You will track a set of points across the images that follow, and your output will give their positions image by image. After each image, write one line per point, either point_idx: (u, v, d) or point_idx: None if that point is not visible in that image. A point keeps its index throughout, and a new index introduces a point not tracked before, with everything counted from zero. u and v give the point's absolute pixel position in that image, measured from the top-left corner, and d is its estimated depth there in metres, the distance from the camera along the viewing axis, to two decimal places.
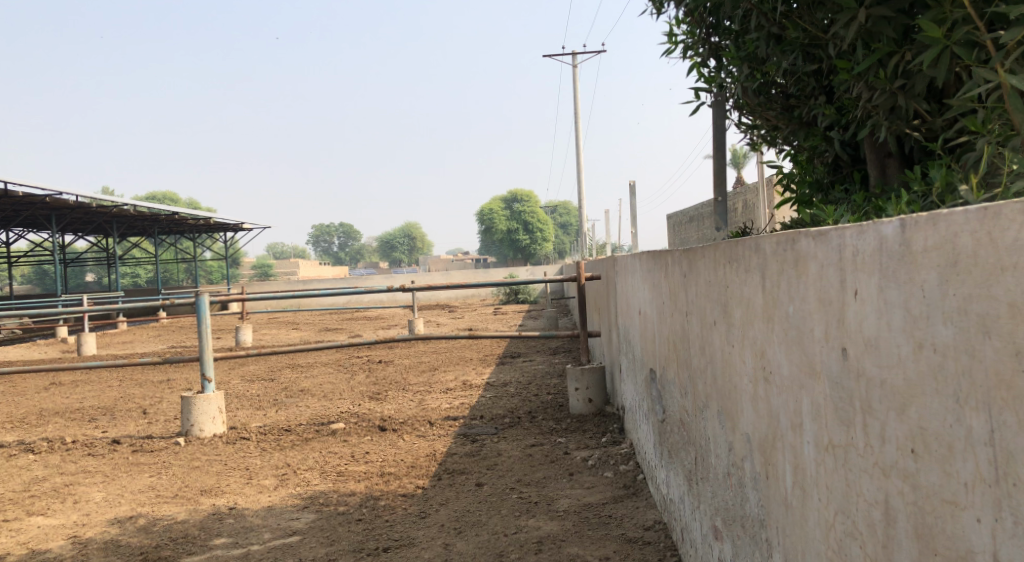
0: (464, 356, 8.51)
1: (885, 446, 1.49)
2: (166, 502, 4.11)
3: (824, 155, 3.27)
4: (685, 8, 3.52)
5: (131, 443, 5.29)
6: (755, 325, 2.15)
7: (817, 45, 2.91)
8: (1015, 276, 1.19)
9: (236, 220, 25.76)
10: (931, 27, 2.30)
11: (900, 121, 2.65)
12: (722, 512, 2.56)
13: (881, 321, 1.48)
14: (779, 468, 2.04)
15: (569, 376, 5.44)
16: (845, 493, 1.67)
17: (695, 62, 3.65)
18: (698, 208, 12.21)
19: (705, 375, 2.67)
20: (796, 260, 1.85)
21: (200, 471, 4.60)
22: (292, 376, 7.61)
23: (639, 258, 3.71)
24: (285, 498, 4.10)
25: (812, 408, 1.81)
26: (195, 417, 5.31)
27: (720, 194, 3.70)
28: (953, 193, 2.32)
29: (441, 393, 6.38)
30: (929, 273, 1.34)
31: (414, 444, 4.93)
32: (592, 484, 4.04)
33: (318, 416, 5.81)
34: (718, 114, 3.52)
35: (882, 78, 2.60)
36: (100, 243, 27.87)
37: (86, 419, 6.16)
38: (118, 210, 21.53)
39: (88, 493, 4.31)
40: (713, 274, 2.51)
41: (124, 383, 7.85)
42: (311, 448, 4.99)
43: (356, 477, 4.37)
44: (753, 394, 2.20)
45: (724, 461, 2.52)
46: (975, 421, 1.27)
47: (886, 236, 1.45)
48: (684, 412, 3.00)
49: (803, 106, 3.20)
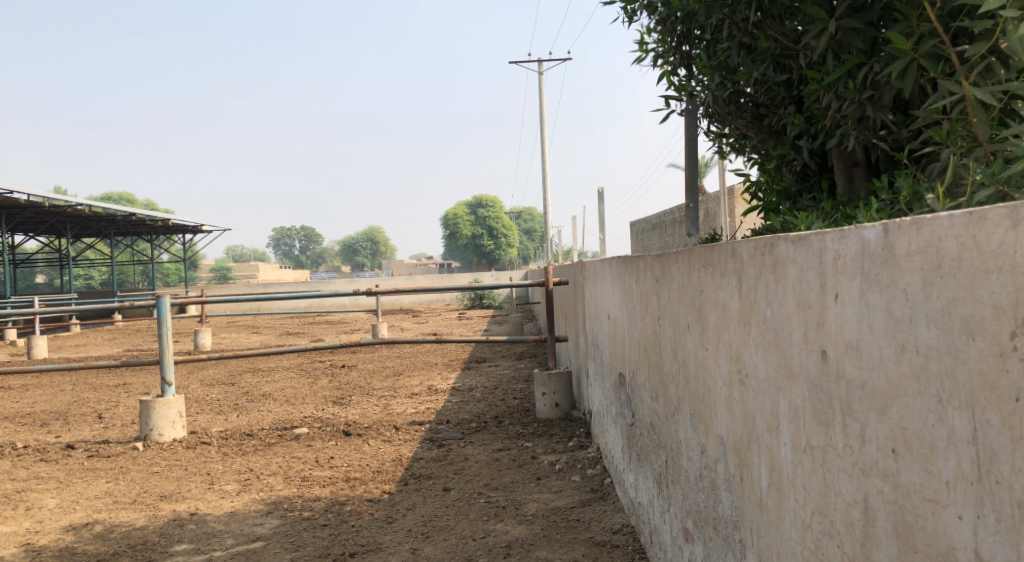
0: (428, 361, 8.48)
1: (865, 446, 1.53)
2: (124, 508, 4.02)
3: (792, 164, 3.33)
4: (657, 16, 3.55)
5: (86, 448, 5.17)
6: (730, 328, 2.18)
7: (788, 55, 2.96)
8: (1000, 279, 1.22)
9: (193, 222, 25.42)
10: (899, 39, 2.36)
11: (867, 131, 2.70)
12: (693, 514, 2.59)
13: (862, 324, 1.52)
14: (755, 470, 2.06)
15: (536, 381, 5.45)
16: (822, 494, 1.70)
17: (664, 70, 3.68)
18: (660, 217, 12.45)
19: (676, 379, 2.70)
20: (774, 265, 1.88)
21: (160, 476, 4.51)
22: (252, 380, 7.51)
23: (608, 263, 3.74)
24: (247, 503, 4.04)
25: (790, 411, 1.84)
26: (154, 421, 5.21)
27: (689, 201, 3.75)
28: (919, 202, 2.38)
29: (405, 398, 6.35)
30: (912, 277, 1.37)
31: (379, 449, 4.90)
32: (560, 488, 4.05)
33: (280, 420, 5.74)
34: (689, 122, 3.57)
35: (852, 88, 2.66)
36: (51, 245, 27.28)
37: (38, 424, 6.01)
38: (71, 211, 21.15)
39: (41, 500, 4.20)
40: (687, 278, 2.54)
41: (77, 387, 7.68)
42: (274, 453, 4.93)
43: (321, 482, 4.32)
44: (728, 398, 2.23)
45: (696, 464, 2.54)
46: (957, 420, 1.30)
47: (868, 241, 1.48)
48: (655, 416, 3.02)
49: (772, 115, 3.26)
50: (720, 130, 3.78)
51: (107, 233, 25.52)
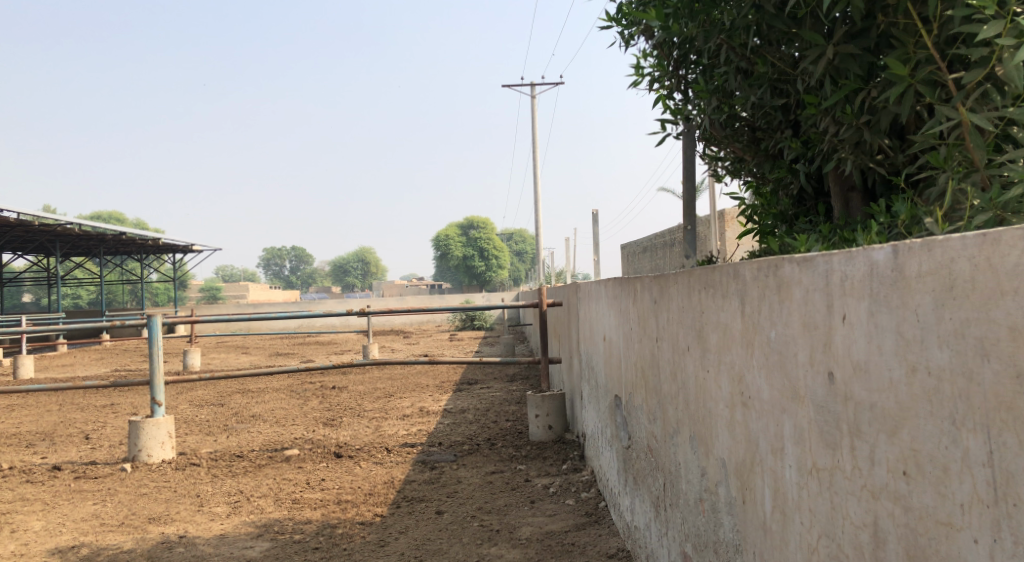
0: (420, 382, 8.43)
1: (875, 469, 1.52)
2: (111, 531, 3.96)
3: (788, 188, 3.35)
4: (653, 41, 3.57)
5: (72, 470, 5.10)
6: (732, 350, 2.17)
7: (785, 80, 2.98)
8: (1016, 300, 1.22)
9: (183, 242, 25.33)
10: (896, 65, 2.36)
11: (864, 156, 2.71)
12: (693, 538, 2.57)
13: (871, 345, 1.51)
14: (757, 492, 2.05)
15: (529, 402, 5.41)
16: (829, 517, 1.68)
17: (660, 95, 3.70)
18: (652, 240, 12.53)
19: (675, 401, 2.69)
20: (779, 285, 1.88)
21: (148, 498, 4.45)
22: (242, 402, 7.45)
23: (604, 284, 3.73)
24: (237, 526, 3.99)
25: (794, 432, 1.83)
26: (143, 442, 5.14)
27: (686, 224, 3.75)
28: (918, 225, 2.38)
29: (397, 420, 6.31)
30: (924, 298, 1.37)
31: (371, 471, 4.85)
32: (553, 512, 4.01)
33: (270, 442, 5.68)
34: (686, 145, 3.59)
35: (849, 113, 2.66)
36: (37, 264, 27.07)
37: (23, 445, 5.92)
38: (60, 231, 21.07)
39: (26, 522, 4.13)
40: (687, 299, 2.53)
41: (64, 408, 7.58)
42: (264, 475, 4.87)
43: (312, 504, 4.27)
44: (729, 419, 2.22)
45: (696, 487, 2.52)
46: (972, 442, 1.29)
47: (877, 262, 1.48)
48: (652, 438, 3.01)
49: (769, 139, 3.28)
50: (715, 153, 3.80)
51: (96, 252, 25.42)
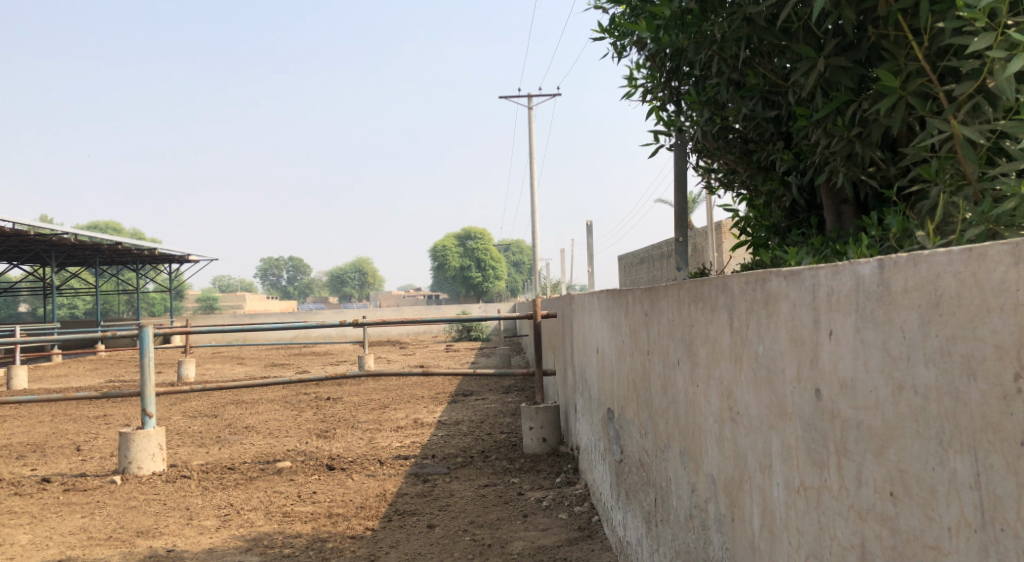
0: (415, 393, 8.39)
1: (861, 488, 1.47)
2: (99, 545, 3.91)
3: (781, 200, 3.31)
4: (646, 52, 3.54)
5: (62, 482, 5.05)
6: (721, 364, 2.13)
7: (777, 92, 2.94)
8: (1002, 318, 1.18)
9: (181, 252, 25.27)
10: (885, 77, 2.32)
11: (856, 168, 2.67)
12: (683, 555, 2.52)
13: (857, 362, 1.47)
14: (745, 510, 2.01)
15: (524, 415, 5.36)
16: (817, 537, 1.63)
17: (653, 106, 3.66)
18: (648, 251, 12.52)
19: (666, 415, 2.64)
20: (766, 299, 1.84)
21: (137, 512, 4.41)
22: (236, 413, 7.40)
23: (597, 297, 3.69)
24: (226, 540, 3.94)
25: (782, 449, 1.78)
26: (133, 454, 5.10)
27: (679, 236, 3.71)
28: (909, 239, 2.33)
29: (391, 431, 6.26)
30: (909, 314, 1.33)
31: (363, 484, 4.80)
32: (546, 526, 3.96)
33: (263, 454, 5.64)
34: (678, 157, 3.55)
35: (840, 125, 2.62)
36: (37, 274, 27.07)
37: (13, 457, 5.87)
38: (58, 240, 21.07)
39: (13, 536, 4.08)
40: (676, 313, 2.49)
41: (56, 419, 7.53)
42: (255, 488, 4.82)
43: (302, 518, 4.23)
44: (718, 435, 2.17)
45: (686, 503, 2.48)
46: (959, 464, 1.25)
47: (863, 276, 1.44)
48: (644, 453, 2.96)
49: (762, 151, 3.24)
50: (708, 165, 3.77)
51: (94, 262, 25.44)
